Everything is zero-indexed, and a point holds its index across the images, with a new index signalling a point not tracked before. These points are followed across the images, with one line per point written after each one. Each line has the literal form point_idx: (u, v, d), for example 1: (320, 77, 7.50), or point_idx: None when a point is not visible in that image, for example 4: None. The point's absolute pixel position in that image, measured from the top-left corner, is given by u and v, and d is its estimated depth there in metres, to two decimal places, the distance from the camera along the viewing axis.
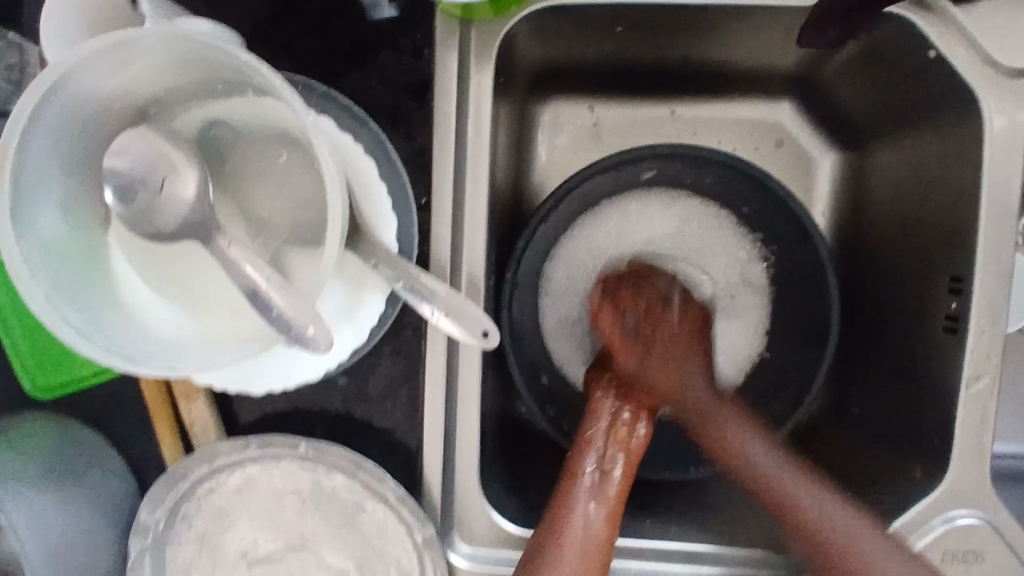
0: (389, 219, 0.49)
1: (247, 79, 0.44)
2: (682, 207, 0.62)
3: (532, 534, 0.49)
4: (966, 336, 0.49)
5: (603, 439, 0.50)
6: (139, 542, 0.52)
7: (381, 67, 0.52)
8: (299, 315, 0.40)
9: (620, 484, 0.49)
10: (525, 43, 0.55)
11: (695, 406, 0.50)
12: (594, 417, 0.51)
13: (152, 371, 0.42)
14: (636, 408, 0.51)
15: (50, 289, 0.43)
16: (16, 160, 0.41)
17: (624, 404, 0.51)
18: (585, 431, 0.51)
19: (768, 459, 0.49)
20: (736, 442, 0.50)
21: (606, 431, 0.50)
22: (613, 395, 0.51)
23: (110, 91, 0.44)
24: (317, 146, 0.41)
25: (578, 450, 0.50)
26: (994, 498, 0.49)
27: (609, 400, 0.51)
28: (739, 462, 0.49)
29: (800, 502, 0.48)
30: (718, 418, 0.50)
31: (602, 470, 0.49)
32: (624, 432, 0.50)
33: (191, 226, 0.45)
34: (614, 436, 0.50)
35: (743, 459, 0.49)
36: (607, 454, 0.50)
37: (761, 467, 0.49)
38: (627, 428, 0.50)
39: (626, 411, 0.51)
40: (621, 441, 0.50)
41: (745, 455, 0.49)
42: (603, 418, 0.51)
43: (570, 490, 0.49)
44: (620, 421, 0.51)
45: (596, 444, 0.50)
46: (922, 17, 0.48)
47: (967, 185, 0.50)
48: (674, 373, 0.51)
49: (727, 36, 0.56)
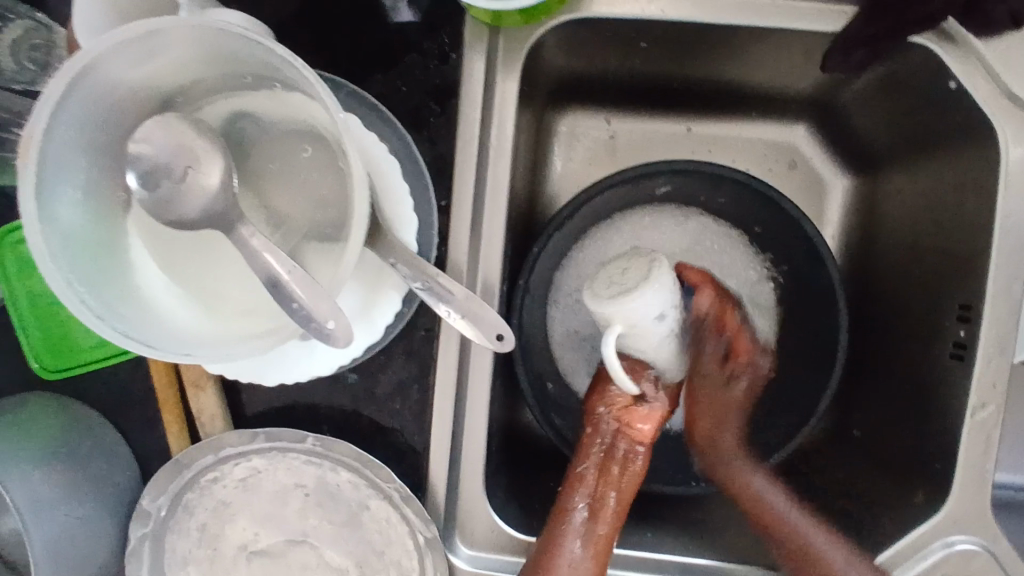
0: (409, 219, 0.49)
1: (277, 73, 0.44)
2: (696, 223, 0.63)
3: (526, 560, 0.49)
4: (974, 364, 0.50)
5: (593, 478, 0.50)
6: (140, 529, 0.52)
7: (407, 69, 0.52)
8: (320, 308, 0.40)
9: (610, 521, 0.49)
10: (552, 52, 0.55)
11: (724, 452, 0.55)
12: (587, 454, 0.50)
13: (168, 357, 0.42)
14: (632, 443, 0.50)
15: (71, 274, 0.42)
16: (43, 142, 0.41)
17: (618, 440, 0.50)
18: (576, 467, 0.50)
19: (786, 505, 0.53)
20: (764, 497, 0.53)
21: (595, 471, 0.50)
22: (608, 432, 0.50)
23: (138, 80, 0.44)
24: (346, 143, 0.41)
25: (567, 487, 0.50)
26: (994, 525, 0.49)
27: (601, 438, 0.50)
28: (779, 526, 0.52)
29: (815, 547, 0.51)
30: (736, 462, 0.55)
31: (592, 508, 0.49)
32: (616, 469, 0.50)
33: (213, 216, 0.44)
34: (606, 475, 0.50)
35: (774, 508, 0.53)
36: (598, 494, 0.49)
37: (779, 511, 0.53)
38: (620, 467, 0.50)
39: (621, 446, 0.50)
40: (612, 479, 0.49)
41: (775, 511, 0.53)
42: (596, 454, 0.50)
43: (560, 527, 0.48)
44: (609, 452, 0.50)
45: (585, 484, 0.49)
46: (944, 47, 0.49)
47: (980, 215, 0.51)
48: (722, 403, 0.57)
49: (749, 56, 0.57)
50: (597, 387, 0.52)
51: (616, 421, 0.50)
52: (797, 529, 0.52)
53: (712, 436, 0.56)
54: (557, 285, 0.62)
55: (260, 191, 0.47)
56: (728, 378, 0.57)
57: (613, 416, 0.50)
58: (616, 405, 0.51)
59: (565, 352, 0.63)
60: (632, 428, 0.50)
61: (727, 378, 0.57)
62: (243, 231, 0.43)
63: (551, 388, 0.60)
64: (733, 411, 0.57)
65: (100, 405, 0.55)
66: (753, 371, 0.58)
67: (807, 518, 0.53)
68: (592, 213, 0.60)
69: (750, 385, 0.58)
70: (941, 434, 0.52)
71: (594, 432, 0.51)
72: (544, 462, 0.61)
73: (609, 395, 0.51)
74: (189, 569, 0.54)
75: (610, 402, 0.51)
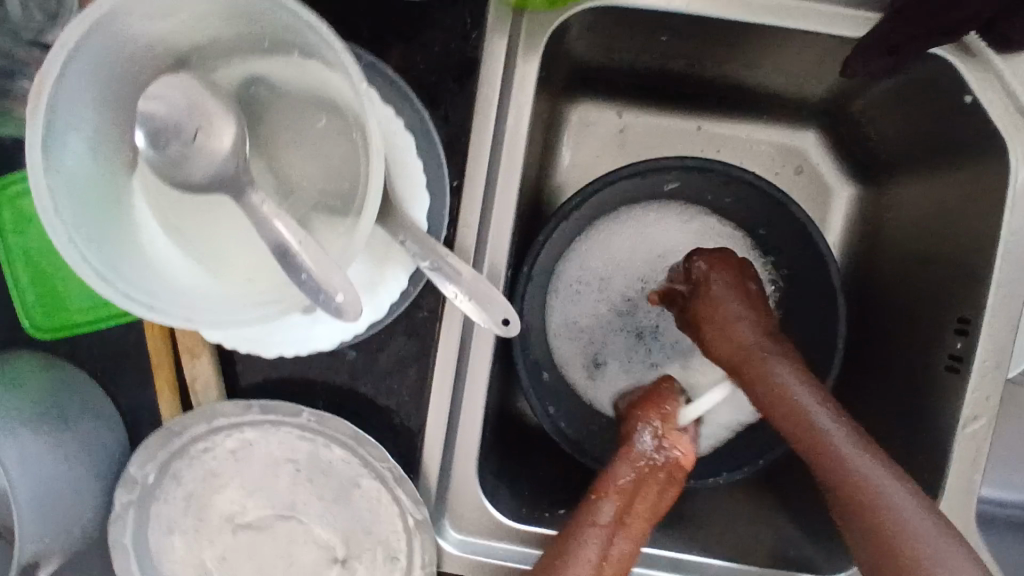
0: (421, 196, 0.48)
1: (298, 38, 0.43)
2: (700, 223, 0.63)
3: (539, 558, 0.48)
4: (968, 375, 0.51)
5: (630, 490, 0.48)
6: (126, 495, 0.51)
7: (426, 45, 0.52)
8: (331, 280, 0.40)
9: (635, 539, 0.47)
10: (573, 38, 0.55)
11: (743, 359, 0.50)
12: (628, 465, 0.49)
13: (172, 322, 0.42)
14: (673, 463, 0.50)
15: (74, 228, 0.42)
16: (53, 92, 0.40)
17: (663, 456, 0.50)
18: (610, 475, 0.49)
19: (814, 402, 0.48)
20: (792, 397, 0.48)
21: (633, 484, 0.48)
22: (653, 445, 0.50)
23: (151, 35, 0.43)
24: (367, 115, 0.41)
25: (597, 494, 0.48)
26: (976, 535, 0.51)
27: (646, 450, 0.50)
28: (807, 429, 0.47)
29: (842, 450, 0.46)
30: (761, 355, 0.50)
31: (620, 521, 0.47)
32: (653, 487, 0.49)
33: (222, 180, 0.44)
34: (644, 491, 0.49)
35: (795, 404, 0.48)
36: (629, 510, 0.48)
37: (802, 403, 0.48)
38: (658, 485, 0.49)
39: (664, 463, 0.50)
40: (649, 495, 0.49)
41: (798, 409, 0.48)
42: (635, 467, 0.49)
43: (584, 531, 0.47)
44: (650, 466, 0.49)
45: (620, 497, 0.48)
46: (963, 59, 0.50)
47: (982, 231, 0.51)
48: (710, 324, 0.52)
49: (768, 57, 0.57)
50: (650, 402, 0.53)
51: (663, 433, 0.51)
52: (824, 438, 0.47)
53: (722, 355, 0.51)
54: (559, 274, 0.62)
55: (272, 158, 0.46)
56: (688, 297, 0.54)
57: (660, 432, 0.51)
58: (667, 421, 0.51)
59: (563, 342, 0.63)
60: (675, 448, 0.50)
61: (687, 307, 0.54)
62: (253, 197, 0.43)
63: (548, 376, 0.60)
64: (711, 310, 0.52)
65: (91, 366, 0.54)
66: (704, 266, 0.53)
67: (834, 418, 0.47)
68: (600, 205, 0.59)
69: (711, 282, 0.53)
70: (932, 445, 0.52)
71: (637, 441, 0.50)
72: (536, 450, 0.61)
73: (663, 410, 0.52)
74: (173, 539, 0.53)
75: (661, 416, 0.52)
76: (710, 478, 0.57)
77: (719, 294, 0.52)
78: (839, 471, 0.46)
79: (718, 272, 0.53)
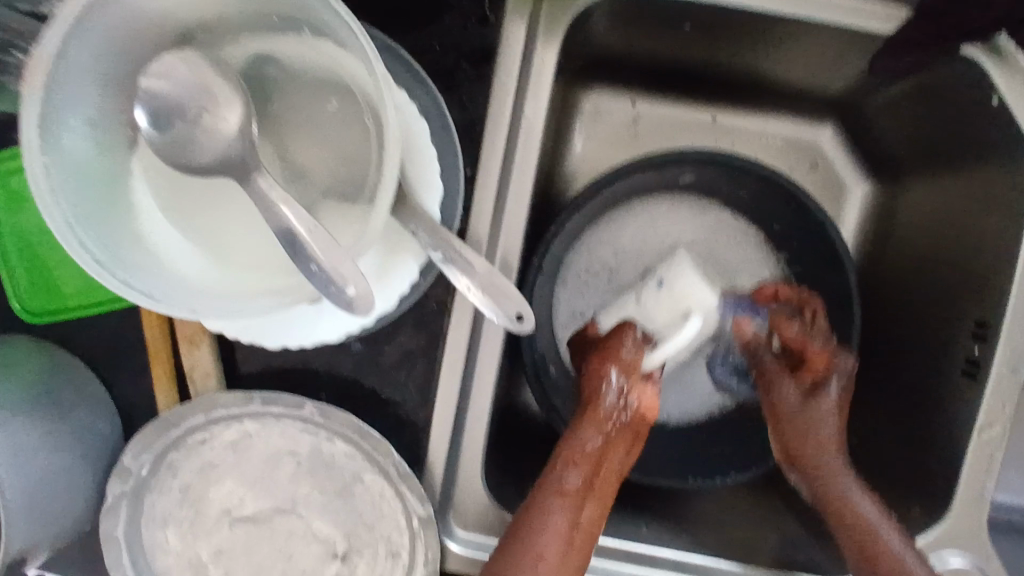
0: (435, 186, 0.47)
1: (309, 16, 0.41)
2: (714, 217, 0.62)
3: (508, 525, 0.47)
4: (985, 383, 0.50)
5: (595, 454, 0.47)
6: (120, 485, 0.50)
7: (443, 27, 0.50)
8: (342, 272, 0.38)
9: (602, 503, 0.47)
10: (594, 23, 0.53)
11: (830, 461, 0.52)
12: (593, 427, 0.47)
13: (174, 311, 0.40)
14: (636, 418, 0.48)
15: (72, 212, 0.40)
16: (54, 65, 0.38)
17: (627, 411, 0.47)
18: (571, 437, 0.47)
19: (875, 512, 0.50)
20: (859, 511, 0.50)
21: (600, 448, 0.47)
22: (615, 400, 0.47)
23: (155, 10, 0.41)
24: (382, 100, 0.39)
25: (563, 461, 0.47)
26: (987, 544, 0.50)
27: (609, 407, 0.47)
28: (868, 533, 0.49)
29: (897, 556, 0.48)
30: (842, 467, 0.52)
31: (587, 486, 0.47)
32: (619, 450, 0.47)
33: (229, 163, 0.41)
34: (609, 453, 0.47)
35: (865, 517, 0.50)
36: (595, 475, 0.47)
37: (864, 513, 0.50)
38: (624, 446, 0.47)
39: (627, 419, 0.47)
40: (613, 458, 0.47)
41: (864, 518, 0.50)
42: (597, 431, 0.47)
43: (548, 501, 0.46)
44: (615, 425, 0.47)
45: (586, 462, 0.47)
46: (992, 59, 0.48)
47: (1004, 236, 0.50)
48: (808, 416, 0.53)
49: (792, 49, 0.55)
50: (606, 348, 0.48)
51: (624, 386, 0.47)
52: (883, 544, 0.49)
53: (811, 458, 0.52)
54: (567, 267, 0.61)
55: (279, 141, 0.44)
56: (807, 390, 0.53)
57: (624, 383, 0.47)
58: (630, 371, 0.47)
59: (570, 337, 0.61)
60: (639, 401, 0.48)
61: (805, 395, 0.53)
62: (262, 182, 0.40)
63: (555, 371, 0.58)
64: (810, 407, 0.53)
65: (86, 353, 0.53)
66: (838, 373, 0.53)
67: (894, 525, 0.50)
68: (612, 198, 0.58)
69: (837, 392, 0.53)
70: (947, 451, 0.52)
71: (601, 397, 0.47)
72: (541, 446, 0.60)
73: (622, 357, 0.48)
74: (167, 531, 0.52)
75: (623, 366, 0.47)
76: (717, 478, 0.55)
77: (837, 407, 0.53)
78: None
79: (847, 381, 0.53)
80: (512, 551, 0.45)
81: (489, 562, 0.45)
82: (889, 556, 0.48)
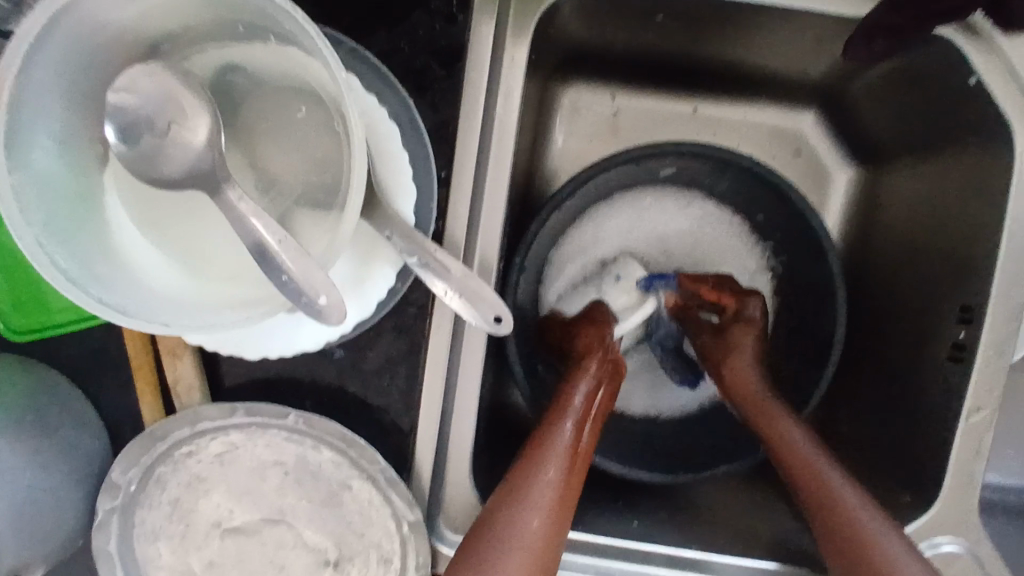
0: (408, 190, 0.47)
1: (272, 22, 0.40)
2: (698, 209, 0.61)
3: (501, 483, 0.47)
4: (971, 366, 0.49)
5: (581, 407, 0.50)
6: (109, 501, 0.50)
7: (412, 29, 0.49)
8: (311, 283, 0.38)
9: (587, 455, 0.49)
10: (565, 19, 0.53)
11: (758, 397, 0.53)
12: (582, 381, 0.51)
13: (145, 326, 0.39)
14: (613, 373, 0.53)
15: (42, 230, 0.40)
16: (16, 86, 0.38)
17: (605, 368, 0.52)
18: (561, 395, 0.50)
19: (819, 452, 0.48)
20: (801, 446, 0.49)
21: (587, 401, 0.50)
22: (599, 358, 0.52)
23: (120, 24, 0.41)
24: (346, 105, 0.39)
25: (553, 415, 0.49)
26: (978, 528, 0.49)
27: (593, 364, 0.52)
28: (798, 458, 0.49)
29: (839, 492, 0.47)
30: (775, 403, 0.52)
31: (576, 436, 0.49)
32: (602, 404, 0.51)
33: (195, 175, 0.41)
34: (593, 404, 0.50)
35: (804, 452, 0.49)
36: (582, 428, 0.49)
37: (810, 452, 0.48)
38: (609, 396, 0.52)
39: (605, 374, 0.52)
40: (596, 413, 0.50)
41: (806, 454, 0.48)
42: (582, 386, 0.51)
43: (543, 447, 0.47)
44: (602, 379, 0.52)
45: (574, 413, 0.49)
46: (968, 41, 0.47)
47: (987, 217, 0.49)
48: (731, 354, 0.55)
49: (767, 36, 0.54)
50: (593, 320, 0.55)
51: (604, 345, 0.53)
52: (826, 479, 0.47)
53: (741, 396, 0.53)
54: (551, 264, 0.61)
55: (250, 149, 0.44)
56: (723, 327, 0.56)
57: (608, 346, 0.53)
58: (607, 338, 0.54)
59: None
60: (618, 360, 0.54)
61: (720, 331, 0.56)
62: (230, 192, 0.40)
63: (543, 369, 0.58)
64: (732, 344, 0.55)
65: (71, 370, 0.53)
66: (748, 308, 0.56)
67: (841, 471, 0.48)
68: (592, 194, 0.58)
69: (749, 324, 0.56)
70: (935, 436, 0.51)
71: (587, 356, 0.52)
72: None
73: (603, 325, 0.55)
74: (158, 546, 0.52)
75: (603, 333, 0.54)
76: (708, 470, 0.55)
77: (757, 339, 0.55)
78: (843, 519, 0.46)
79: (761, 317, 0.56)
80: (510, 495, 0.45)
81: (484, 511, 0.46)
82: (832, 488, 0.47)
